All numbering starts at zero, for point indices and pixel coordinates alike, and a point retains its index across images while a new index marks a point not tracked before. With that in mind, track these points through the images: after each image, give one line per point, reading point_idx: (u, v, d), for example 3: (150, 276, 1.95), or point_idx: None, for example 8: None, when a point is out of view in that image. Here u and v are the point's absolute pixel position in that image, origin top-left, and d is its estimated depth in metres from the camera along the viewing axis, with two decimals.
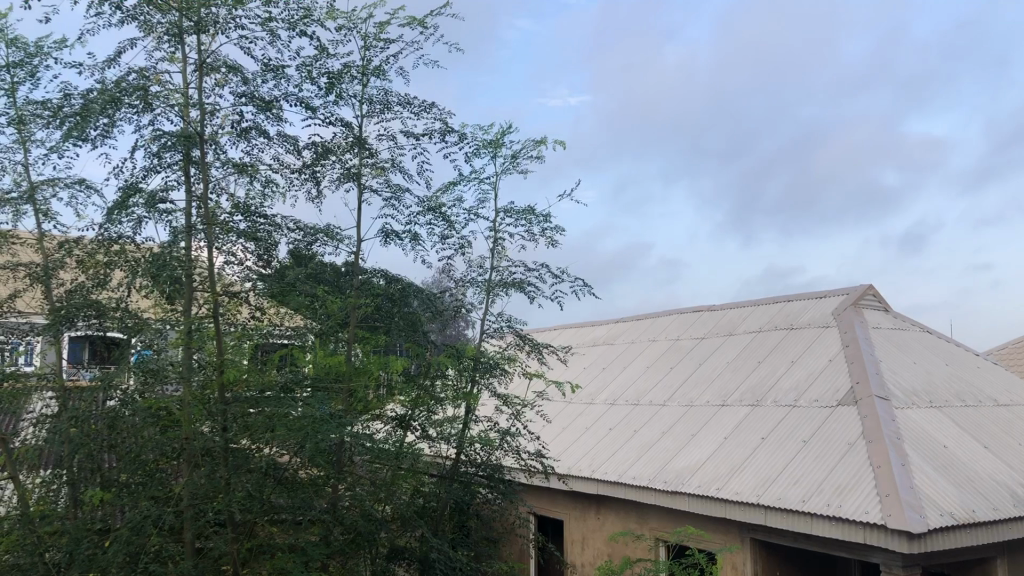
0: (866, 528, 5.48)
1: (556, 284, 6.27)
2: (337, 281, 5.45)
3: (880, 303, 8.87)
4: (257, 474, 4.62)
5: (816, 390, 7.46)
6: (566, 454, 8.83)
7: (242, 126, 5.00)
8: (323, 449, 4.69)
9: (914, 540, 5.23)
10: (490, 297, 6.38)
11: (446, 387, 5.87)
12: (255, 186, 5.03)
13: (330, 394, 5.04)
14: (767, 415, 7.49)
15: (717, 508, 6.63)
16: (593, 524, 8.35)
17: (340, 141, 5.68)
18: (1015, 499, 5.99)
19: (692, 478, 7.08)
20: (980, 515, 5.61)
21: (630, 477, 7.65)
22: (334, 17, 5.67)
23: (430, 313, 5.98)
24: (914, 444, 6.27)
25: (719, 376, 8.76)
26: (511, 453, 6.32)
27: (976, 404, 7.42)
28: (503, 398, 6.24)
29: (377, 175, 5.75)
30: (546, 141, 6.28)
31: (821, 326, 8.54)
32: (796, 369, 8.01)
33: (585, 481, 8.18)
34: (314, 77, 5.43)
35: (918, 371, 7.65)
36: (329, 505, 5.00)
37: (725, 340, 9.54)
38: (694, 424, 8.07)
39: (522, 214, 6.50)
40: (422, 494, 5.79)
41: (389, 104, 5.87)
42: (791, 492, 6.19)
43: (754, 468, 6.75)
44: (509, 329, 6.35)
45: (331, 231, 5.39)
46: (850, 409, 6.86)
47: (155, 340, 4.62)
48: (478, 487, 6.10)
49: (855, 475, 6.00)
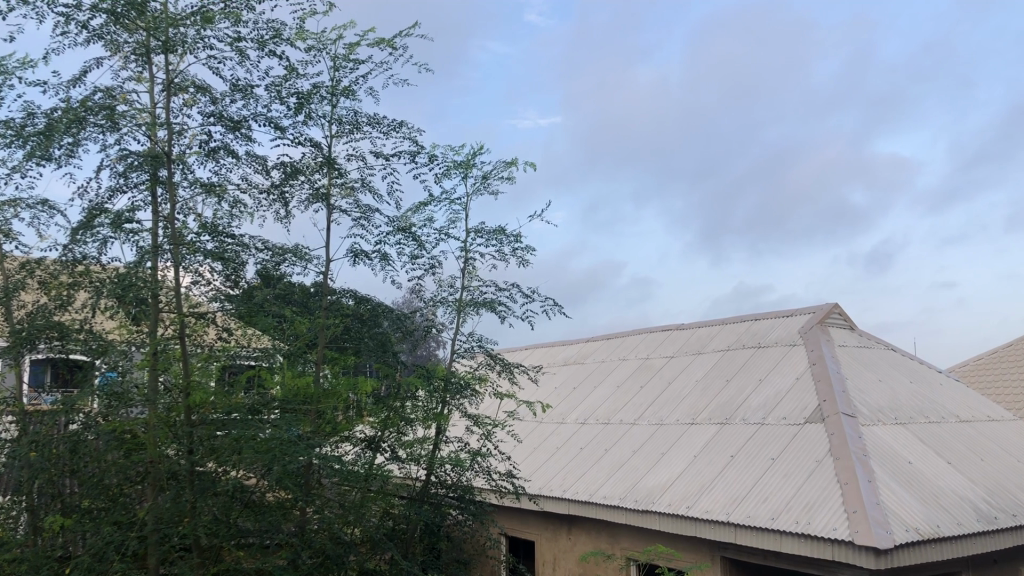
0: (834, 545, 5.52)
1: (527, 304, 6.46)
2: (306, 301, 5.41)
3: (845, 321, 8.99)
4: (224, 496, 4.55)
5: (784, 408, 7.53)
6: (537, 475, 8.80)
7: (210, 146, 4.97)
8: (291, 472, 4.65)
9: (881, 557, 5.28)
10: (460, 316, 6.39)
11: (416, 408, 5.88)
12: (223, 206, 5.00)
13: (298, 415, 4.95)
14: (736, 433, 7.55)
15: (688, 527, 6.64)
16: (564, 545, 8.32)
17: (309, 161, 5.67)
18: (978, 514, 6.07)
19: (662, 497, 7.09)
20: (945, 531, 5.67)
21: (601, 497, 7.64)
22: (304, 37, 5.69)
23: (399, 333, 5.97)
24: (880, 460, 6.35)
25: (688, 394, 8.81)
26: (481, 474, 6.29)
27: (940, 421, 7.53)
28: (474, 418, 6.24)
29: (346, 196, 5.76)
30: (516, 163, 6.37)
31: (788, 345, 8.65)
32: (764, 387, 8.09)
33: (555, 501, 8.16)
34: (283, 98, 5.43)
35: (883, 388, 7.76)
36: (297, 528, 4.96)
37: (694, 358, 9.61)
38: (664, 442, 8.10)
39: (492, 234, 6.54)
40: (391, 516, 5.70)
41: (358, 125, 5.88)
42: (760, 509, 6.22)
43: (724, 487, 6.79)
44: (479, 349, 6.35)
45: (299, 251, 5.36)
46: (816, 427, 6.94)
47: (120, 362, 4.54)
48: (448, 509, 6.06)
49: (823, 493, 6.05)
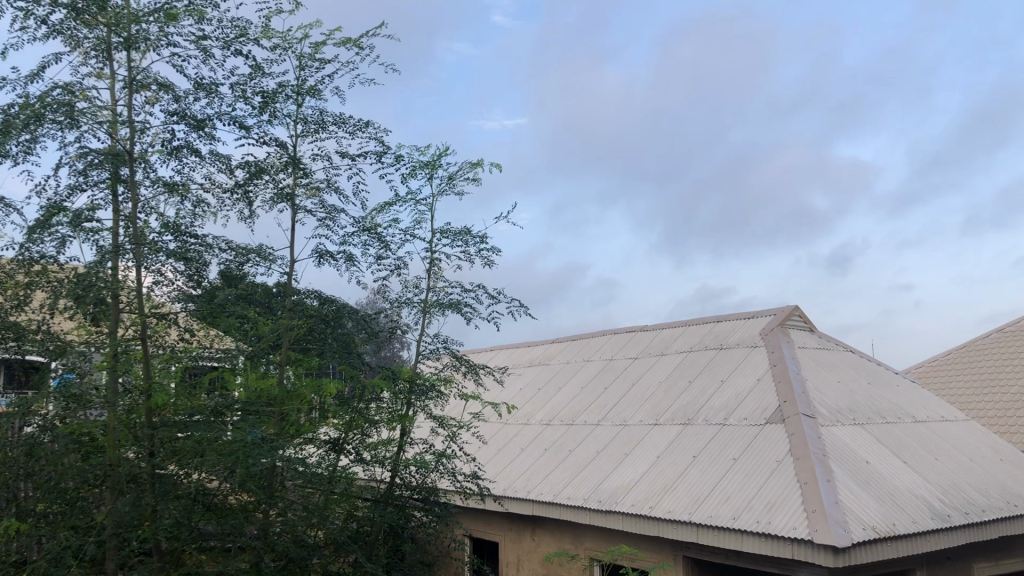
0: (794, 544, 5.62)
1: (493, 305, 6.42)
2: (269, 301, 5.37)
3: (805, 323, 9.14)
4: (186, 499, 4.52)
5: (745, 409, 7.63)
6: (501, 476, 8.83)
7: (173, 145, 4.93)
8: (254, 474, 4.62)
9: (839, 555, 5.38)
10: (426, 317, 6.39)
11: (381, 410, 5.87)
12: (185, 206, 4.96)
13: (262, 417, 4.90)
14: (698, 433, 7.64)
15: (651, 528, 6.71)
16: (528, 546, 8.36)
17: (273, 161, 5.65)
18: (933, 512, 6.21)
19: (626, 497, 7.15)
20: (901, 529, 5.80)
21: (565, 497, 7.69)
22: (269, 36, 5.66)
23: (364, 334, 5.95)
24: (839, 460, 6.46)
25: (652, 395, 8.89)
26: (446, 475, 6.29)
27: (896, 421, 7.69)
28: (439, 419, 6.23)
29: (311, 196, 5.73)
30: (482, 164, 6.41)
31: (750, 346, 8.77)
32: (726, 388, 8.19)
33: (520, 502, 8.18)
34: (247, 97, 5.40)
35: (842, 389, 7.90)
36: (260, 531, 4.91)
37: (658, 359, 9.70)
38: (628, 442, 8.16)
39: (458, 234, 6.55)
40: (355, 518, 5.68)
41: (324, 125, 5.86)
42: (722, 509, 6.30)
43: (686, 487, 6.86)
44: (445, 350, 6.35)
45: (263, 251, 5.33)
46: (777, 427, 7.04)
47: (79, 363, 4.52)
48: (412, 510, 6.06)
49: (784, 492, 6.14)
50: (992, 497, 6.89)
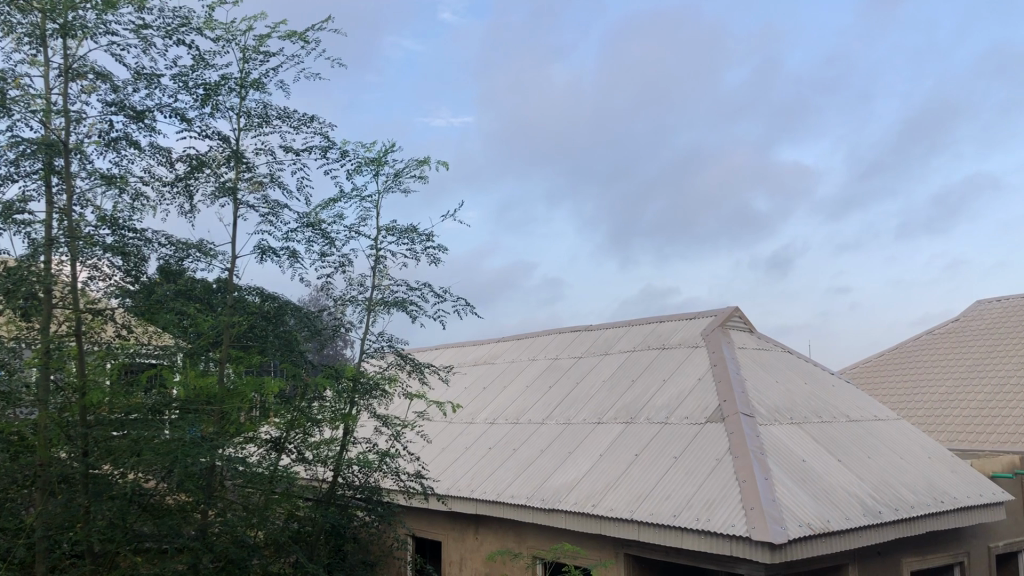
0: (732, 541, 5.73)
1: (439, 303, 6.44)
2: (208, 297, 5.26)
3: (745, 324, 9.31)
4: (121, 500, 4.42)
5: (686, 408, 7.76)
6: (446, 474, 8.82)
7: (110, 136, 4.80)
8: (194, 474, 4.54)
9: (775, 551, 5.50)
10: (371, 316, 6.35)
11: (324, 409, 5.84)
12: (123, 198, 4.85)
13: (201, 416, 4.81)
14: (640, 432, 7.73)
15: (593, 526, 6.77)
16: (471, 544, 8.36)
17: (215, 154, 5.55)
18: (865, 509, 6.40)
19: (568, 495, 7.21)
20: (835, 526, 5.95)
21: (508, 496, 7.71)
22: (213, 27, 5.56)
23: (307, 332, 5.88)
24: (776, 459, 6.61)
25: (596, 394, 8.96)
26: (390, 474, 6.28)
27: (831, 420, 7.89)
28: (383, 419, 6.19)
29: (254, 191, 5.65)
30: (428, 162, 6.41)
31: (691, 346, 8.91)
32: (668, 387, 8.31)
33: (463, 501, 8.18)
34: (189, 88, 5.30)
35: (780, 389, 8.08)
36: (198, 532, 4.78)
37: (602, 359, 9.80)
38: (571, 441, 8.23)
39: (403, 232, 6.54)
40: (296, 518, 5.60)
41: (267, 118, 5.79)
42: (663, 507, 6.39)
43: (627, 485, 6.94)
44: (389, 349, 6.32)
45: (204, 247, 5.26)
46: (717, 426, 7.17)
47: (8, 360, 4.39)
48: (355, 510, 6.02)
49: (723, 490, 6.26)
50: (921, 494, 7.13)
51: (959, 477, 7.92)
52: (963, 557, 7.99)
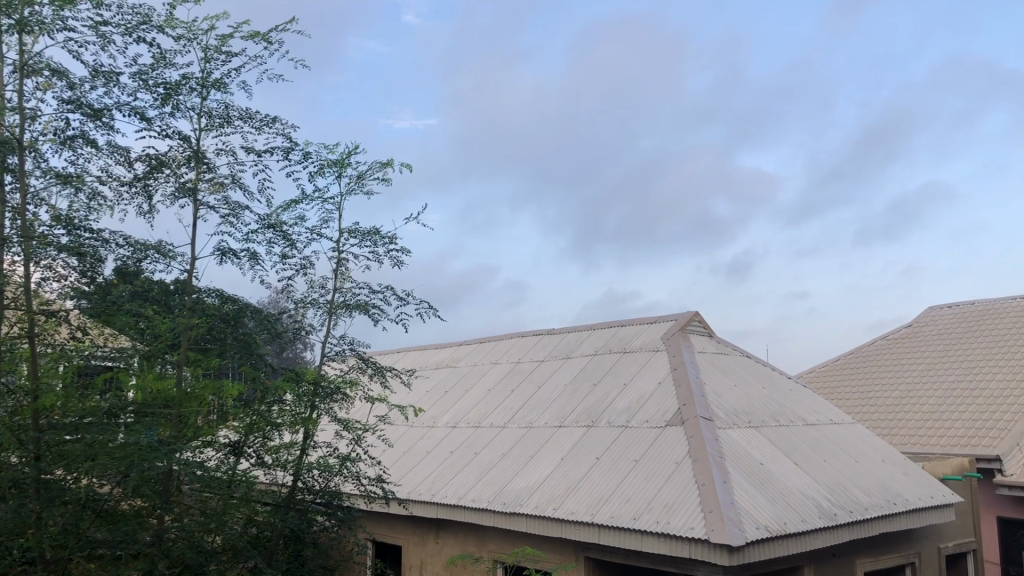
0: (691, 543, 5.79)
1: (401, 306, 6.43)
2: (166, 299, 5.20)
3: (705, 329, 9.42)
4: (73, 506, 4.35)
5: (647, 411, 7.83)
6: (407, 478, 8.78)
7: (66, 134, 4.72)
8: (150, 478, 4.49)
9: (733, 553, 5.58)
10: (332, 319, 6.32)
11: (283, 412, 5.76)
12: (80, 198, 4.78)
13: (158, 419, 4.73)
14: (601, 435, 7.78)
15: (553, 529, 6.80)
16: (432, 549, 8.34)
17: (175, 154, 5.49)
18: (821, 511, 6.51)
19: (529, 499, 7.22)
20: (792, 528, 6.05)
21: (469, 500, 7.71)
22: (174, 25, 5.50)
23: (267, 335, 5.83)
24: (734, 462, 6.69)
25: (558, 398, 9.00)
26: (350, 479, 6.26)
27: (788, 424, 8.02)
28: (344, 422, 6.15)
29: (214, 191, 5.60)
30: (392, 164, 6.44)
31: (652, 350, 8.99)
32: (629, 391, 8.37)
33: (424, 505, 8.16)
34: (149, 87, 5.24)
35: (738, 393, 8.19)
36: (154, 538, 4.71)
37: (564, 362, 9.84)
38: (532, 445, 8.25)
39: (366, 234, 6.52)
40: (255, 523, 5.53)
41: (229, 119, 5.74)
42: (623, 510, 6.44)
43: (588, 488, 6.98)
44: (350, 352, 6.29)
45: (163, 248, 5.20)
46: (676, 430, 7.25)
47: None
48: (315, 515, 5.98)
49: (682, 493, 6.32)
50: (875, 496, 7.27)
51: (912, 479, 8.09)
52: (915, 558, 8.16)
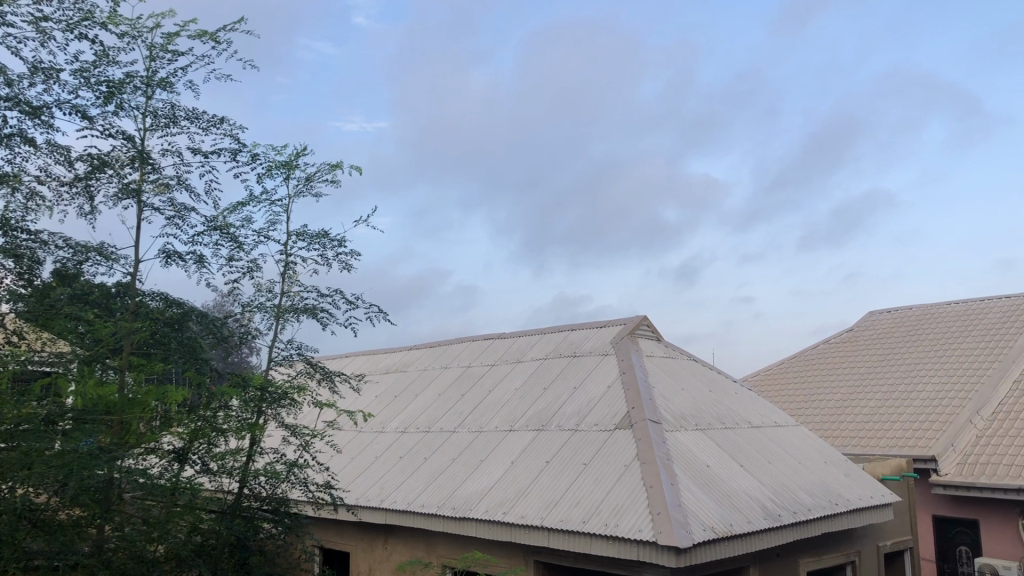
0: (639, 546, 5.84)
1: (351, 310, 6.64)
2: (108, 302, 5.10)
3: (653, 333, 9.54)
4: (10, 516, 4.19)
5: (596, 414, 7.89)
6: (355, 484, 8.71)
7: (3, 132, 4.60)
8: (90, 486, 4.39)
9: (681, 555, 5.65)
10: (279, 323, 6.26)
11: (229, 418, 5.64)
12: (17, 198, 4.66)
13: (98, 426, 4.60)
14: (551, 439, 7.82)
15: (503, 533, 6.81)
16: (380, 555, 8.29)
17: (119, 154, 5.38)
18: (765, 512, 6.64)
19: (479, 503, 7.23)
20: (737, 529, 6.15)
21: (419, 505, 7.67)
22: (119, 22, 5.41)
23: (213, 339, 5.74)
24: (681, 464, 6.78)
25: (507, 402, 9.02)
26: (298, 485, 6.20)
27: (733, 427, 8.15)
28: (291, 428, 6.09)
29: (159, 193, 5.50)
30: (340, 168, 6.48)
31: (601, 354, 9.07)
32: (578, 394, 8.43)
33: (373, 511, 8.10)
34: (91, 85, 5.13)
35: (686, 396, 8.31)
36: (92, 548, 4.64)
37: (515, 367, 9.85)
38: (483, 449, 8.25)
39: (315, 237, 6.50)
40: (199, 532, 5.43)
41: (175, 119, 5.65)
42: (572, 513, 6.48)
43: (538, 492, 7.01)
44: (298, 357, 6.23)
45: (105, 250, 5.11)
46: (625, 433, 7.32)
47: None
48: (261, 523, 5.89)
49: (631, 495, 6.38)
50: (817, 497, 7.44)
51: (852, 480, 8.30)
52: (855, 557, 8.35)
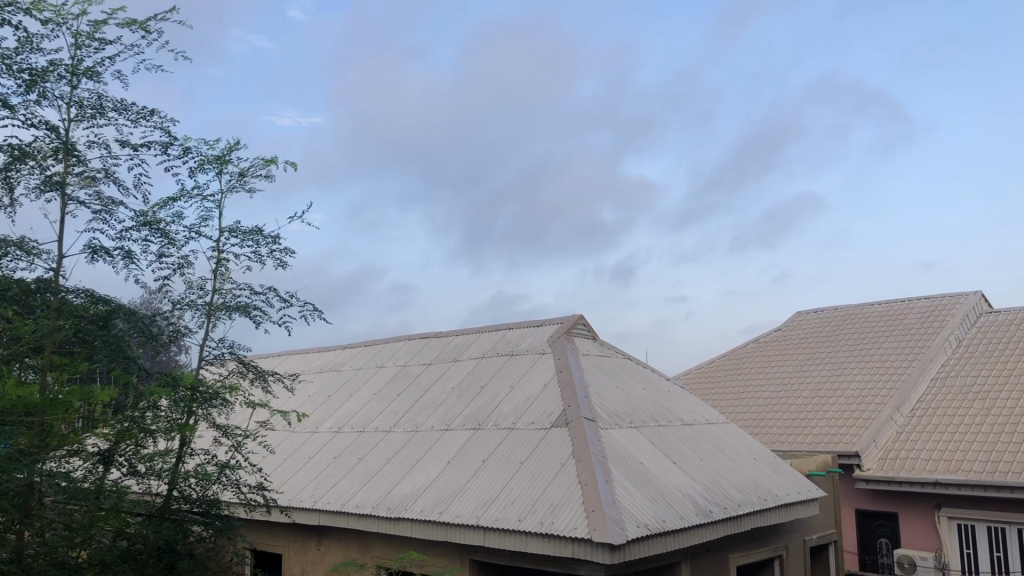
0: (574, 543, 5.90)
1: (283, 310, 6.57)
2: (27, 299, 4.93)
3: (589, 332, 9.63)
4: None
5: (533, 413, 7.94)
6: (288, 485, 8.59)
7: None
8: (7, 491, 4.24)
9: (615, 551, 5.72)
10: (211, 320, 6.13)
11: (158, 419, 5.51)
12: None
13: (17, 429, 4.46)
14: (487, 438, 7.83)
15: (439, 533, 6.79)
16: (313, 557, 8.19)
17: (42, 145, 5.20)
18: (697, 508, 6.77)
19: (414, 503, 7.20)
20: (669, 525, 6.25)
21: (354, 506, 7.60)
22: (43, 9, 5.23)
23: (142, 338, 5.60)
24: (615, 462, 6.87)
25: (444, 401, 8.99)
26: (230, 486, 6.08)
27: (667, 424, 8.29)
28: (223, 429, 5.96)
29: (85, 186, 5.33)
30: (274, 163, 6.40)
31: (538, 353, 9.12)
32: (515, 393, 8.47)
33: (306, 512, 8.00)
34: (13, 73, 4.95)
35: (621, 394, 8.41)
36: (11, 555, 4.48)
37: (451, 366, 9.83)
38: (419, 448, 8.22)
39: (248, 233, 6.40)
40: (125, 536, 5.29)
41: (102, 110, 5.48)
42: (508, 512, 6.50)
43: (474, 491, 7.01)
44: (230, 356, 6.11)
45: (26, 245, 4.94)
46: (561, 431, 7.37)
47: None
48: (190, 525, 5.77)
49: (566, 493, 6.44)
50: (747, 493, 7.62)
51: (780, 475, 8.52)
52: (782, 551, 8.58)
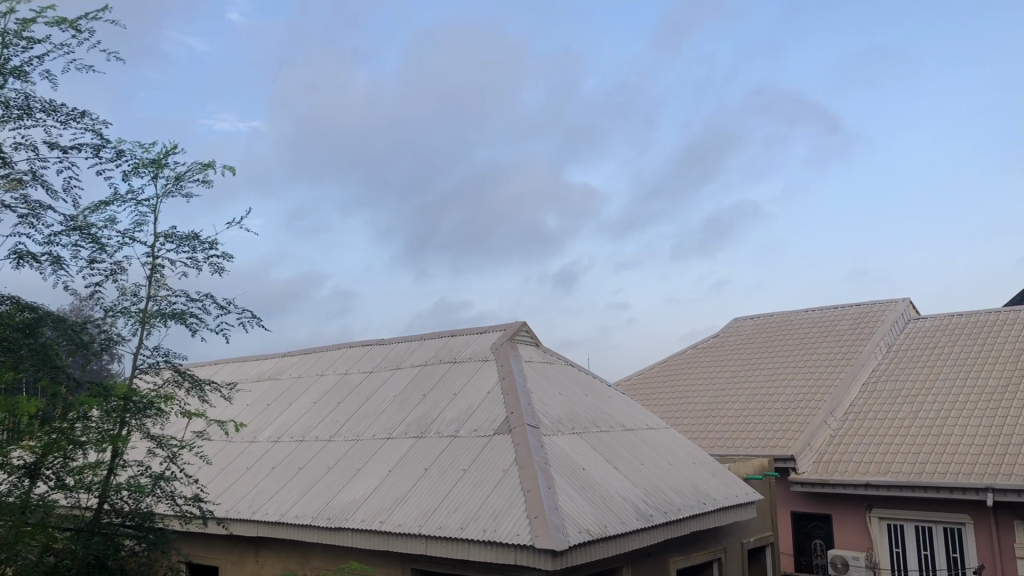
0: (517, 550, 5.89)
1: (221, 316, 6.81)
2: None
3: (532, 339, 9.65)
4: None
5: (476, 420, 7.92)
6: (225, 497, 8.40)
7: None
8: None
9: (557, 558, 5.73)
10: (144, 328, 5.96)
11: (89, 430, 5.30)
12: None
13: None
14: (429, 446, 7.78)
15: (380, 543, 6.72)
16: (250, 568, 8.03)
17: None
18: (638, 513, 6.83)
19: (355, 513, 7.11)
20: (611, 531, 6.30)
21: (293, 516, 7.47)
22: None
23: (72, 347, 5.42)
24: (558, 468, 6.89)
25: (385, 409, 8.91)
26: (164, 498, 5.91)
27: (608, 430, 8.36)
28: (157, 439, 5.79)
29: (11, 189, 5.16)
30: (212, 168, 6.28)
31: (480, 360, 9.11)
32: (457, 401, 8.43)
33: (243, 524, 7.83)
34: None
35: (563, 401, 8.45)
36: None
37: (393, 373, 9.76)
38: (360, 457, 8.12)
39: (184, 239, 6.26)
40: (53, 552, 5.09)
41: (28, 111, 5.31)
42: (450, 520, 6.47)
43: (416, 500, 6.96)
44: (165, 364, 5.94)
45: None
46: (503, 438, 7.37)
47: None
48: (122, 539, 5.60)
49: (508, 500, 6.43)
50: (686, 497, 7.72)
51: (718, 479, 8.67)
52: (720, 554, 8.71)
